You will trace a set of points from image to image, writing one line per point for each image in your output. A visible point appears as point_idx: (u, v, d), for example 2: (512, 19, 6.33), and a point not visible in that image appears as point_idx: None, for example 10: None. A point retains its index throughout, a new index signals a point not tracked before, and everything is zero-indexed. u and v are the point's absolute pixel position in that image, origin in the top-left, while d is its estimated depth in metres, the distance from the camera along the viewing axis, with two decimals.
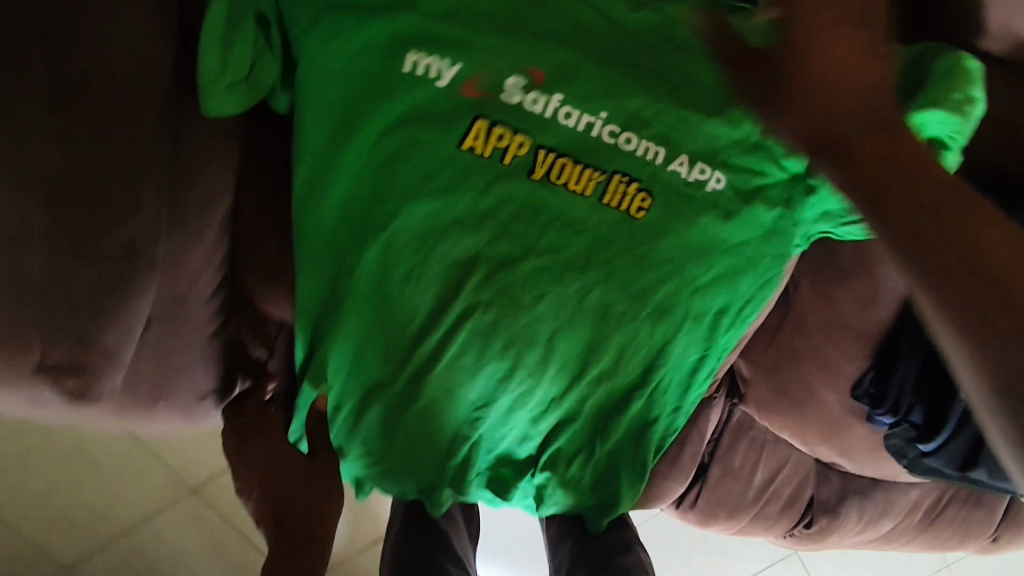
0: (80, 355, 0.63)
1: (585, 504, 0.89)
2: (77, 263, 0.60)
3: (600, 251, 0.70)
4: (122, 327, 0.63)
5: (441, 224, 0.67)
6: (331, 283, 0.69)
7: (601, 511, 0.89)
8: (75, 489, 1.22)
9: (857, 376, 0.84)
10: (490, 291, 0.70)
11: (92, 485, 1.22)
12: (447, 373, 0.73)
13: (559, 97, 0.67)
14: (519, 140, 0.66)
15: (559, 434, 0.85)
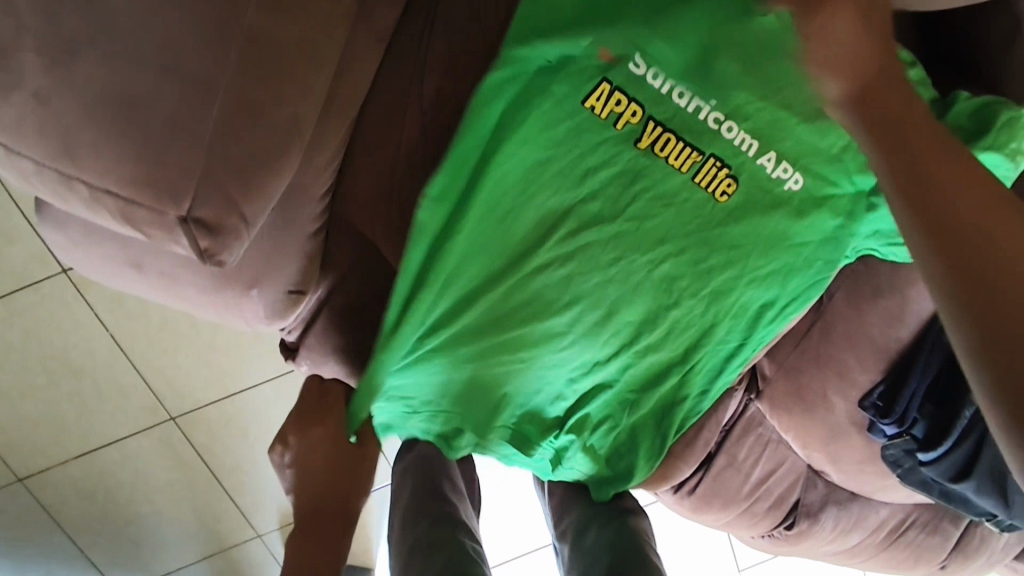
0: (224, 216, 0.58)
1: (601, 474, 0.95)
2: (239, 119, 0.56)
3: (682, 225, 0.76)
4: (268, 194, 0.59)
5: (545, 173, 0.72)
6: (428, 207, 0.72)
7: (618, 480, 0.94)
8: (132, 365, 1.34)
9: (868, 387, 0.91)
10: (574, 246, 0.75)
11: (147, 365, 1.34)
12: (510, 314, 0.78)
13: (677, 78, 0.70)
14: (633, 109, 0.70)
15: (592, 397, 0.88)
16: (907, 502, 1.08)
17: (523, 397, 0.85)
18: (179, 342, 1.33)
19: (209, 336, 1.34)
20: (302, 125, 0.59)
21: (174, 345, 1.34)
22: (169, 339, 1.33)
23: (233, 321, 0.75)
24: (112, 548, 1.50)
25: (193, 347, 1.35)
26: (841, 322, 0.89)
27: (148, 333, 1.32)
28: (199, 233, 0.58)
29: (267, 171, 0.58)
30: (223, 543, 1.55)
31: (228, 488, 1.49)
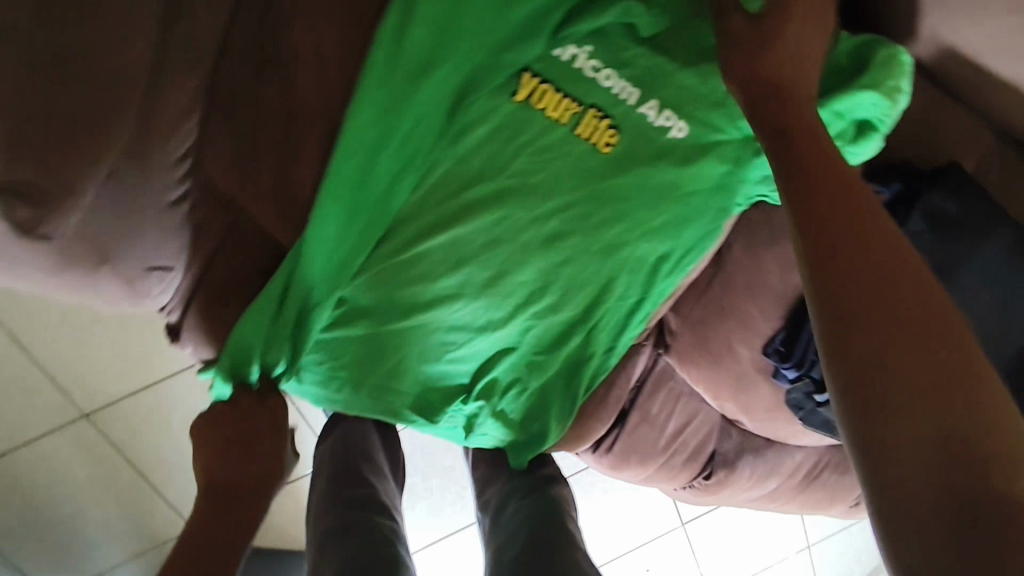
0: (42, 181, 0.57)
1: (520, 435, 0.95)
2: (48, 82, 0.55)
3: (567, 178, 0.74)
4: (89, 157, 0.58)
5: (421, 132, 0.69)
6: (292, 174, 0.68)
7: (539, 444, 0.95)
8: (26, 364, 1.26)
9: (769, 334, 0.92)
10: (459, 207, 0.73)
11: (43, 364, 1.27)
12: (399, 279, 0.76)
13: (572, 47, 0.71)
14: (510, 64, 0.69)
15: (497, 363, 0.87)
16: (820, 445, 1.12)
17: (425, 367, 0.84)
18: (73, 336, 1.26)
19: (109, 329, 1.27)
20: (125, 81, 0.58)
21: (69, 340, 1.26)
22: (63, 337, 1.26)
23: (95, 301, 0.73)
24: (37, 553, 1.45)
25: (92, 341, 1.28)
26: (739, 271, 0.90)
27: (42, 332, 1.24)
28: (20, 206, 0.57)
29: (89, 131, 0.57)
30: (157, 539, 1.51)
31: (155, 484, 1.43)
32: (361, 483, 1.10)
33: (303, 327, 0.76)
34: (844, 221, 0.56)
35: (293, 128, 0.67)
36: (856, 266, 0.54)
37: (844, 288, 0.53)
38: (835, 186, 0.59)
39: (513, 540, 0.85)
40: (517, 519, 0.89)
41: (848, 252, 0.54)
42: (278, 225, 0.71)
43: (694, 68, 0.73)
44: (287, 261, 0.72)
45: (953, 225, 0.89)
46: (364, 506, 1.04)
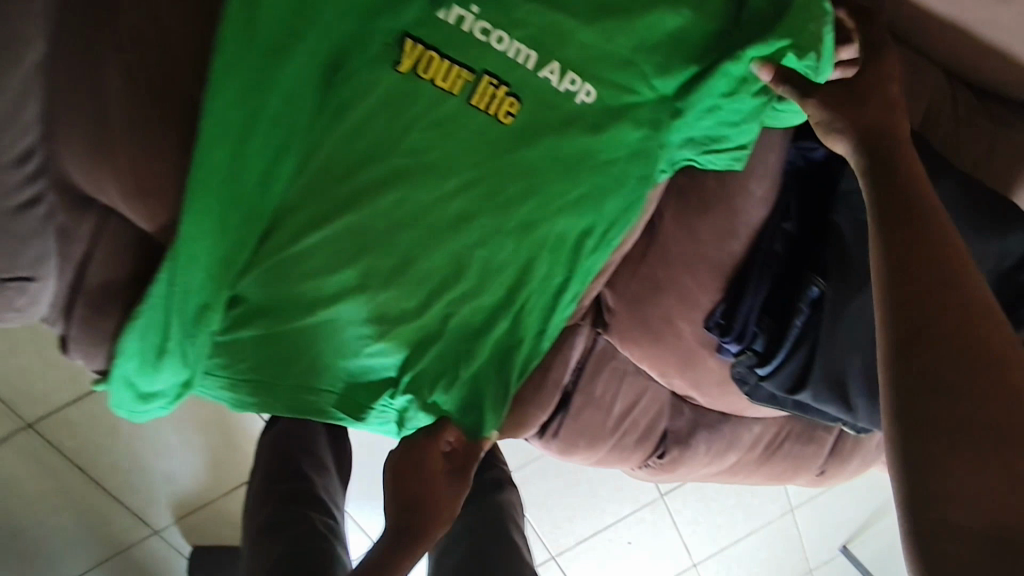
0: None
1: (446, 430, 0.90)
2: None
3: (468, 153, 0.68)
4: None
5: (295, 113, 0.63)
6: (155, 168, 0.63)
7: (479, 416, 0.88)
8: None
9: (709, 308, 0.86)
10: (350, 192, 0.67)
11: None
12: (294, 271, 0.70)
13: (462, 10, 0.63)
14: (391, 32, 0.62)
15: (423, 360, 0.80)
16: (778, 415, 1.07)
17: (342, 365, 0.79)
18: None
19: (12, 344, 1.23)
20: None
21: None
22: None
23: None
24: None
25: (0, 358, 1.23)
26: (675, 243, 0.84)
27: None
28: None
29: None
30: (119, 545, 1.47)
31: (111, 489, 1.40)
32: (299, 476, 1.08)
33: (196, 331, 0.71)
34: (925, 263, 0.61)
35: (149, 116, 0.61)
36: (934, 307, 0.58)
37: (917, 326, 0.58)
38: (937, 233, 0.62)
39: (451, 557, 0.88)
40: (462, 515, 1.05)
41: (924, 255, 0.61)
42: (151, 222, 0.66)
43: (600, 23, 0.66)
44: (165, 266, 0.67)
45: None
46: (299, 503, 1.03)
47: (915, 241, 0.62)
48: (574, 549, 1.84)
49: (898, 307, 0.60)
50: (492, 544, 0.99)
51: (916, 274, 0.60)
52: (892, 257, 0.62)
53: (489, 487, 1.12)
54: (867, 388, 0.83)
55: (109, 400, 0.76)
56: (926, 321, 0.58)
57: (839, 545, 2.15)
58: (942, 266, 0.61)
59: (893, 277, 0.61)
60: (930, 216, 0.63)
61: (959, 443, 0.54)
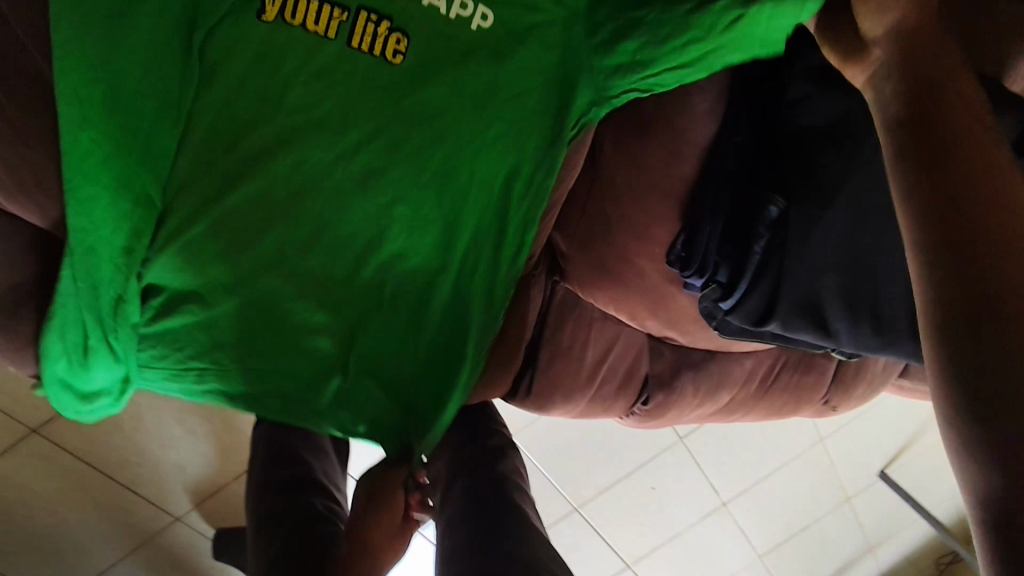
0: None
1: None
2: None
3: (361, 102, 0.63)
4: None
5: (162, 81, 0.58)
6: (29, 158, 0.59)
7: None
8: None
9: (669, 241, 0.79)
10: (240, 160, 0.62)
11: None
12: (194, 245, 0.65)
13: None
14: None
15: (368, 345, 0.72)
16: (771, 347, 1.00)
17: (283, 360, 0.72)
18: None
19: None
20: None
21: None
22: None
23: None
24: (33, 566, 1.48)
25: None
26: (621, 174, 0.76)
27: None
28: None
29: None
30: (146, 535, 1.52)
31: (126, 483, 1.43)
32: (296, 462, 1.06)
33: (115, 324, 0.68)
34: (966, 171, 0.47)
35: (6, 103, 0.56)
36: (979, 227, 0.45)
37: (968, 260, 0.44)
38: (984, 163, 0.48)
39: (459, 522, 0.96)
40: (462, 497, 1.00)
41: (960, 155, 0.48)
42: (42, 217, 0.62)
43: None
44: (66, 260, 0.64)
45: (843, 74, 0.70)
46: (302, 487, 1.02)
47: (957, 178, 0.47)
48: (596, 500, 1.82)
49: (945, 251, 0.45)
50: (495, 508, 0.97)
51: (955, 211, 0.46)
52: (930, 196, 0.47)
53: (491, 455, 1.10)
54: (847, 310, 0.75)
55: (53, 404, 0.75)
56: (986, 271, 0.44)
57: (877, 472, 2.08)
58: (991, 194, 0.47)
59: (940, 223, 0.46)
60: (978, 149, 0.49)
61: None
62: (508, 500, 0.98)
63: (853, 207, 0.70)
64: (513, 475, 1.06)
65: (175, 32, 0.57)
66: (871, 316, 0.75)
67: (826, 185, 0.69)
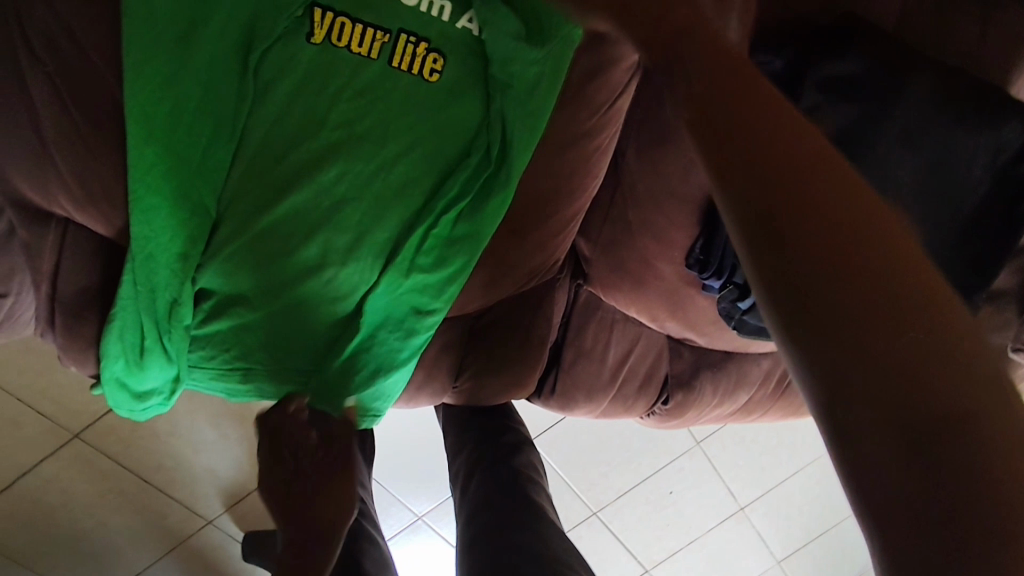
0: None
1: (430, 389, 0.92)
2: None
3: (400, 118, 0.67)
4: None
5: (220, 100, 0.62)
6: (98, 172, 0.64)
7: (455, 375, 0.92)
8: None
9: (688, 245, 0.83)
10: (289, 172, 0.67)
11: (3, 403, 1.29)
12: (219, 270, 0.71)
13: None
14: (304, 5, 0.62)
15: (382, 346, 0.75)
16: None
17: (306, 352, 0.78)
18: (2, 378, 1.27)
19: (30, 364, 1.27)
20: None
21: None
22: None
23: None
24: (72, 565, 1.53)
25: (24, 378, 1.28)
26: (641, 182, 0.81)
27: None
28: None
29: None
30: (179, 536, 1.57)
31: (161, 486, 1.48)
32: None
33: (169, 327, 0.72)
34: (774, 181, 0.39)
35: (80, 122, 0.61)
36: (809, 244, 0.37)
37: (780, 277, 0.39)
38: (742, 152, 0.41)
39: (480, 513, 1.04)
40: (481, 489, 1.09)
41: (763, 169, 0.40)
42: (109, 226, 0.68)
43: None
44: (128, 265, 0.69)
45: (857, 86, 0.72)
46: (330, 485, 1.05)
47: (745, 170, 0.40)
48: (615, 504, 1.85)
49: (765, 257, 0.38)
50: (510, 500, 1.05)
51: (748, 214, 0.39)
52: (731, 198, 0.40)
53: (506, 452, 1.17)
54: None
55: (109, 402, 0.80)
56: (841, 282, 0.36)
57: None
58: (804, 183, 0.39)
59: (764, 231, 0.39)
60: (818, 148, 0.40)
61: (952, 434, 0.32)
62: (522, 493, 1.07)
63: None
64: (527, 469, 1.14)
65: (232, 55, 0.61)
66: None
67: None
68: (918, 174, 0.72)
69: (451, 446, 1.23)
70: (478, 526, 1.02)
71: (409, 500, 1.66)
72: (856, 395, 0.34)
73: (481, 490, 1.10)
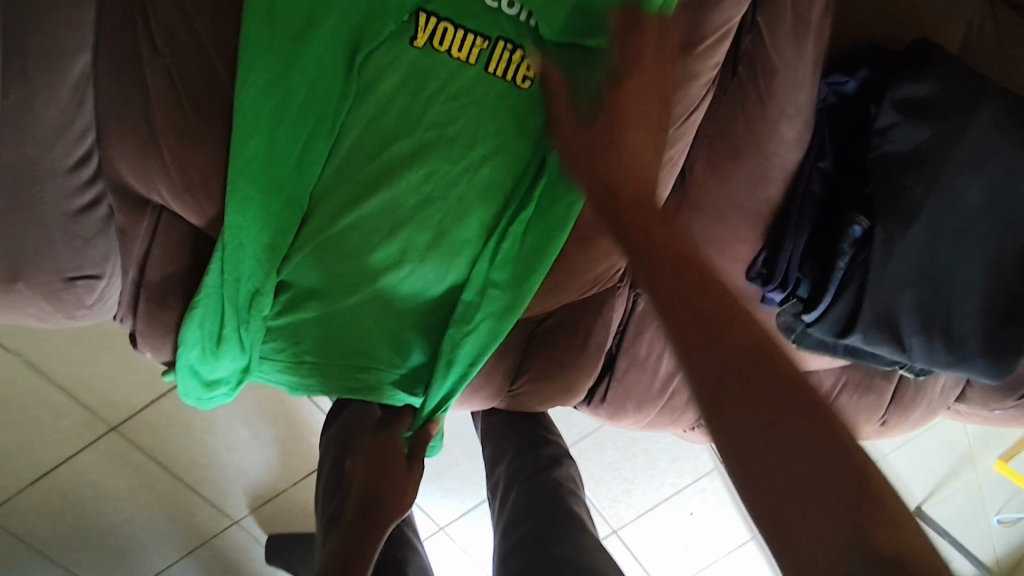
0: None
1: (487, 391, 0.93)
2: None
3: (490, 121, 0.70)
4: None
5: (325, 98, 0.65)
6: (201, 161, 0.66)
7: (513, 378, 0.93)
8: (31, 395, 1.29)
9: (750, 257, 0.85)
10: (379, 170, 0.69)
11: (46, 391, 1.30)
12: (301, 266, 0.73)
13: None
14: (413, 12, 0.64)
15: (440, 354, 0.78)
16: (834, 367, 1.05)
17: (368, 351, 0.79)
18: (47, 366, 1.27)
19: (77, 353, 1.28)
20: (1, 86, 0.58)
21: (44, 371, 1.28)
22: (44, 369, 1.28)
23: (27, 321, 0.71)
24: (95, 558, 1.53)
25: (69, 367, 1.29)
26: (708, 194, 0.82)
27: (24, 371, 1.26)
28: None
29: None
30: (204, 535, 1.56)
31: (191, 484, 1.49)
32: None
33: (248, 316, 0.74)
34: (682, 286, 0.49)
35: (190, 111, 0.63)
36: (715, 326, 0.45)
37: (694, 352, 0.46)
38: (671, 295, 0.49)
39: (517, 527, 1.00)
40: (520, 503, 1.04)
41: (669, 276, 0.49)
42: (200, 215, 0.70)
43: None
44: (217, 254, 0.71)
45: (934, 109, 0.74)
46: None
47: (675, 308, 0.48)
48: (635, 522, 1.85)
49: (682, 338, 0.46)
50: (550, 514, 0.99)
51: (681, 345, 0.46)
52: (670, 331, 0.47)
53: (546, 463, 1.12)
54: (919, 325, 0.81)
55: (179, 389, 0.81)
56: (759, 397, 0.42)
57: (916, 507, 2.04)
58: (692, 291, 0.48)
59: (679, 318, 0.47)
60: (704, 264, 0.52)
61: (836, 497, 0.38)
62: (562, 508, 1.01)
63: (930, 227, 0.76)
64: (566, 481, 1.08)
65: (340, 54, 0.64)
66: (940, 329, 0.81)
67: (906, 206, 0.75)
68: (986, 195, 0.75)
69: (489, 457, 1.19)
70: (515, 542, 0.97)
71: (433, 509, 1.66)
72: (762, 476, 0.40)
73: (520, 503, 1.04)
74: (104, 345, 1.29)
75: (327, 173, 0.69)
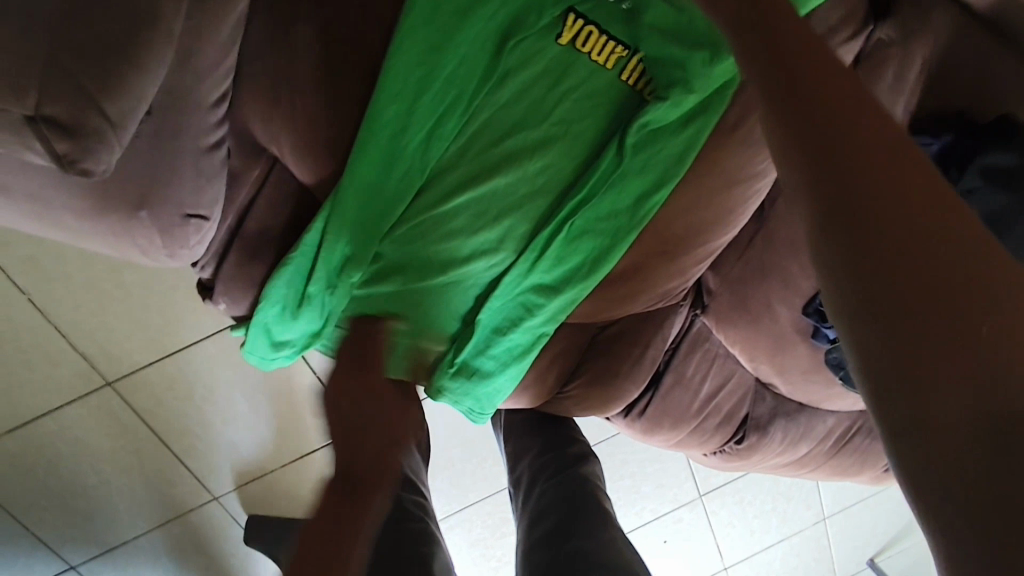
0: (84, 113, 0.49)
1: (533, 393, 0.93)
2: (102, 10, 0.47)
3: (608, 126, 0.73)
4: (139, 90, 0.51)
5: (467, 78, 0.66)
6: (338, 121, 0.66)
7: (566, 381, 0.94)
8: (30, 336, 1.22)
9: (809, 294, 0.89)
10: (499, 156, 0.70)
11: (46, 335, 1.23)
12: (399, 240, 0.73)
13: None
14: (566, 14, 0.66)
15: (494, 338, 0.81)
16: (852, 410, 1.12)
17: (435, 330, 0.80)
18: (53, 309, 1.21)
19: (89, 299, 1.22)
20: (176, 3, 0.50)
21: (48, 313, 1.21)
22: (49, 310, 1.21)
23: (128, 252, 0.69)
24: (55, 521, 1.43)
25: (76, 313, 1.23)
26: (782, 228, 0.89)
27: (28, 308, 1.20)
28: (52, 134, 0.49)
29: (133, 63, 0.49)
30: (178, 509, 1.50)
31: (177, 452, 1.42)
32: None
33: (338, 281, 0.73)
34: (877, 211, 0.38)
35: (342, 71, 0.64)
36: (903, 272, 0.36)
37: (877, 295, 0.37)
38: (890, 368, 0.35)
39: (540, 524, 0.90)
40: (546, 498, 0.94)
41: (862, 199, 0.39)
42: (321, 176, 0.69)
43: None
44: (321, 216, 0.70)
45: (1014, 176, 0.82)
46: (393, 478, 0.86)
47: (882, 339, 0.36)
48: None
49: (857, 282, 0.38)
50: (580, 511, 0.88)
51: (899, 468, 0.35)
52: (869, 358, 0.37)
53: (570, 461, 1.03)
54: None
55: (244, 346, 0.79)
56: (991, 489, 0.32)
57: (868, 558, 2.12)
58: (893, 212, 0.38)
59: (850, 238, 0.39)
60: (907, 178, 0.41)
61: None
62: (590, 503, 0.90)
63: None
64: (593, 480, 0.99)
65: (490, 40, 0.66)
66: None
67: None
68: None
69: (508, 455, 1.11)
70: (539, 537, 0.87)
71: None
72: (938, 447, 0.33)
73: (542, 500, 0.95)
74: (117, 294, 1.23)
75: (448, 151, 0.69)
